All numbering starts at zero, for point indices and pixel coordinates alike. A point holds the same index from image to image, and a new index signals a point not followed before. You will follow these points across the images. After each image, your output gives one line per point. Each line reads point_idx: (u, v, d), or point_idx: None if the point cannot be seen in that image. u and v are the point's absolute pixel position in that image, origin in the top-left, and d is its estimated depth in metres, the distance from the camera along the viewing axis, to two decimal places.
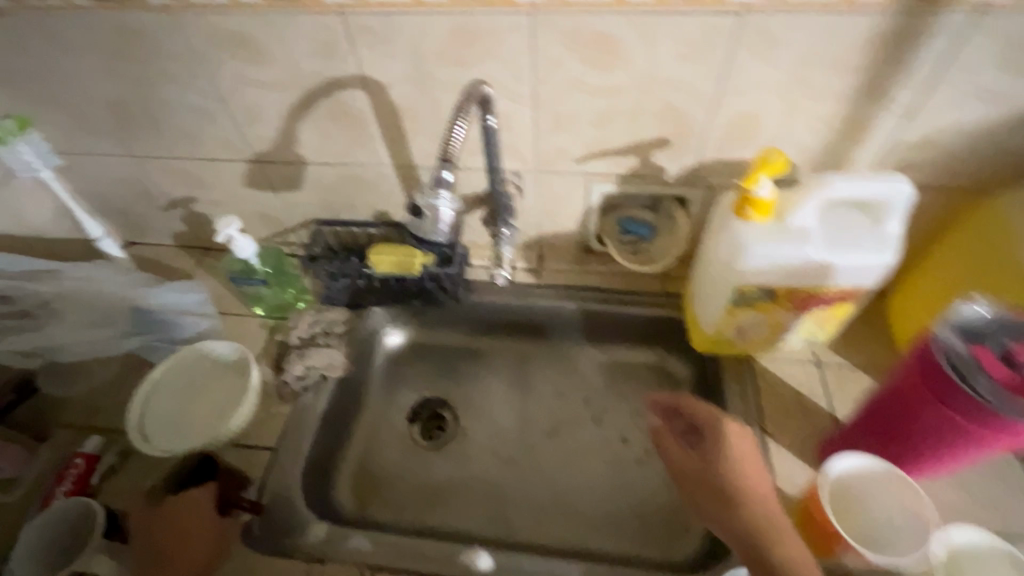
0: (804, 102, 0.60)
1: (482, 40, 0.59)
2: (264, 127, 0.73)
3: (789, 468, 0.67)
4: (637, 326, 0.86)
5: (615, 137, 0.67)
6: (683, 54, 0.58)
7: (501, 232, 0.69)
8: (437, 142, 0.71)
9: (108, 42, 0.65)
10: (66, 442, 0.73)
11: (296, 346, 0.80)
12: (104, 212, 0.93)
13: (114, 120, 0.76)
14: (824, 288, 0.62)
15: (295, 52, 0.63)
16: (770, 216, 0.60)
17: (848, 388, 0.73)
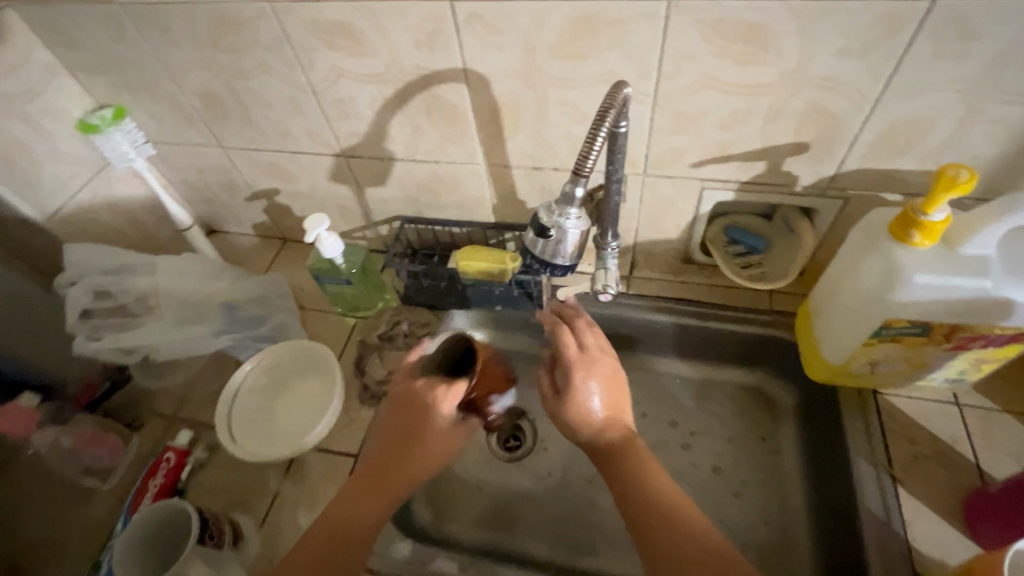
0: (989, 106, 0.50)
1: (606, 31, 0.52)
2: (355, 121, 0.69)
3: (927, 527, 0.59)
4: (738, 346, 0.78)
5: (743, 140, 0.59)
6: (846, 48, 0.49)
7: (608, 246, 0.60)
8: (537, 141, 0.66)
9: (205, 31, 0.63)
10: (159, 433, 0.74)
11: (377, 348, 0.77)
12: (190, 201, 0.93)
13: (206, 111, 0.74)
14: (995, 327, 0.53)
15: (397, 43, 0.58)
16: (936, 242, 0.51)
17: (996, 436, 0.63)
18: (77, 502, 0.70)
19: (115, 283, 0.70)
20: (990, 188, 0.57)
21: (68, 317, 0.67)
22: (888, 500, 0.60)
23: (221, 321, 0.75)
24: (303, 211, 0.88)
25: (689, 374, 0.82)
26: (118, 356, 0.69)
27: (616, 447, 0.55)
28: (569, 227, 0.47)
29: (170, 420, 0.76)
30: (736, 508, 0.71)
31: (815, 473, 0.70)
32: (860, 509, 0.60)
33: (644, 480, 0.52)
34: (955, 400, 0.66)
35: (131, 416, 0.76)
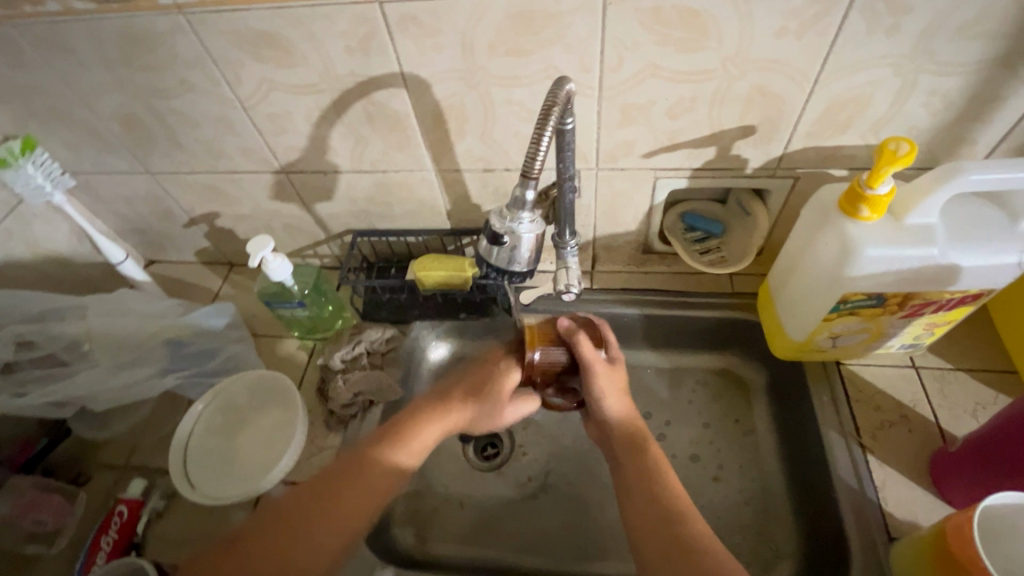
0: (922, 78, 0.52)
1: (546, 25, 0.51)
2: (292, 135, 0.65)
3: (898, 490, 0.60)
4: (704, 331, 0.79)
5: (691, 127, 0.59)
6: (783, 28, 0.49)
7: (567, 245, 0.58)
8: (486, 143, 0.64)
9: (115, 49, 0.58)
10: (108, 485, 0.69)
11: (339, 371, 0.72)
12: (122, 232, 0.87)
13: (128, 135, 0.69)
14: (945, 292, 0.54)
15: (328, 50, 0.55)
16: (883, 215, 0.52)
17: (952, 395, 0.66)
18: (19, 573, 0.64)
19: (38, 331, 0.65)
20: (928, 158, 0.59)
21: None
22: (860, 468, 0.62)
23: (166, 358, 0.70)
24: (247, 233, 0.83)
25: (659, 363, 0.82)
26: (51, 410, 0.64)
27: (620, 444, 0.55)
28: (523, 232, 0.45)
29: (121, 470, 0.70)
30: (717, 492, 0.72)
31: (789, 448, 0.71)
32: (834, 479, 0.61)
33: (649, 480, 0.51)
34: (912, 364, 0.69)
35: (75, 471, 0.70)
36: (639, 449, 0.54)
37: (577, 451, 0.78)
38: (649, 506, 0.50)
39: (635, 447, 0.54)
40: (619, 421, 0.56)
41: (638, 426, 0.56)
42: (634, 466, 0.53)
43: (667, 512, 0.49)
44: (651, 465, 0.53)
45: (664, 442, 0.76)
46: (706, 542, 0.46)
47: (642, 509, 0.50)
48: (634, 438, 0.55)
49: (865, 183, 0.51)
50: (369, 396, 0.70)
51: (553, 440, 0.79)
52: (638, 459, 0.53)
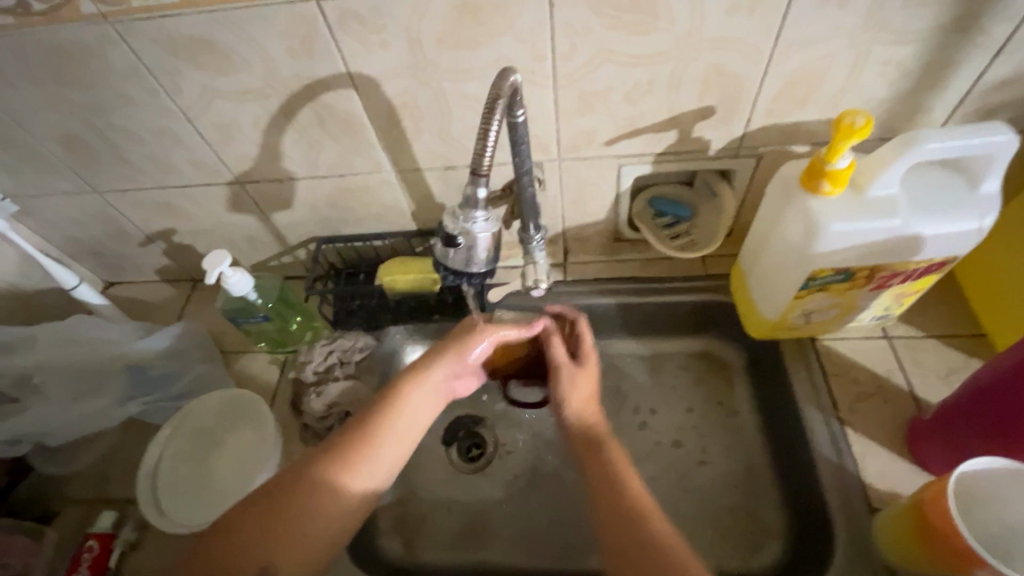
0: (875, 48, 0.51)
1: (493, 15, 0.49)
2: (242, 144, 0.63)
3: (877, 461, 0.61)
4: (680, 316, 0.78)
5: (651, 112, 0.58)
6: (734, 5, 0.48)
7: (533, 239, 0.57)
8: (444, 140, 0.62)
9: (42, 64, 0.55)
10: (77, 518, 0.67)
11: (312, 384, 0.70)
12: (75, 255, 0.83)
13: (68, 154, 0.66)
14: (910, 262, 0.54)
15: (269, 53, 0.53)
16: (845, 189, 0.52)
17: (925, 362, 0.66)
18: None
19: None
20: (888, 128, 0.59)
21: None
22: (840, 443, 0.62)
23: (128, 386, 0.67)
24: (208, 248, 0.81)
25: (638, 351, 0.81)
26: (4, 449, 0.62)
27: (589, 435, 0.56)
28: (478, 232, 0.44)
29: (91, 503, 0.68)
30: (702, 475, 0.72)
31: (770, 427, 0.71)
32: (815, 456, 0.61)
33: (608, 473, 0.52)
34: (885, 334, 0.69)
35: (42, 508, 0.68)
36: (600, 445, 0.55)
37: (561, 446, 0.77)
38: (608, 503, 0.49)
39: (593, 442, 0.55)
40: (581, 414, 0.58)
41: (598, 422, 0.58)
42: (595, 461, 0.54)
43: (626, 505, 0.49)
44: (611, 460, 0.53)
45: (648, 430, 0.75)
46: (660, 539, 0.46)
47: (598, 503, 0.50)
48: (594, 435, 0.56)
49: (824, 158, 0.50)
50: (345, 407, 0.69)
51: (537, 437, 0.78)
52: (601, 455, 0.54)
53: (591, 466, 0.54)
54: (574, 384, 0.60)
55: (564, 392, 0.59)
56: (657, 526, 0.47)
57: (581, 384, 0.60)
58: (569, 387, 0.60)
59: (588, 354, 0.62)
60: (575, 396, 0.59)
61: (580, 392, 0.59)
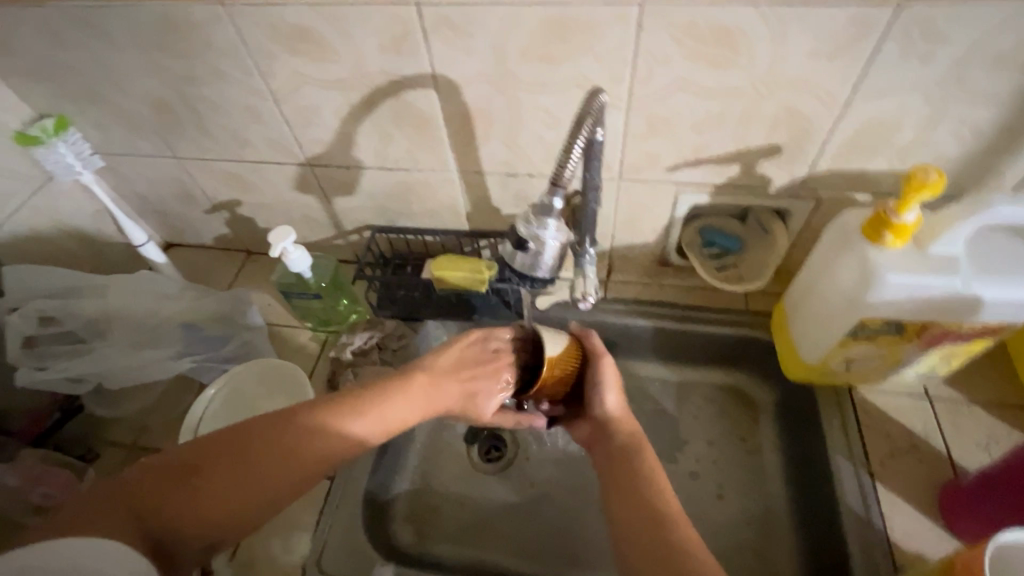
0: (953, 107, 0.51)
1: (579, 36, 0.51)
2: (319, 129, 0.66)
3: (905, 520, 0.60)
4: (715, 347, 0.78)
5: (717, 143, 0.59)
6: (817, 50, 0.49)
7: (586, 253, 0.58)
8: (511, 148, 0.64)
9: (153, 35, 0.59)
10: (115, 461, 0.70)
11: (350, 364, 0.74)
12: (143, 214, 0.88)
13: (158, 120, 0.70)
14: (964, 323, 0.54)
15: (362, 48, 0.56)
16: (907, 242, 0.52)
17: (965, 428, 0.65)
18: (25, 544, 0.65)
19: (60, 308, 0.66)
20: (956, 188, 0.59)
21: (8, 347, 0.62)
22: (869, 496, 0.61)
23: (182, 343, 0.71)
24: (267, 223, 0.85)
25: (668, 377, 0.82)
26: (66, 385, 0.65)
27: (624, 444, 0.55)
28: (547, 238, 0.46)
29: (129, 450, 0.71)
30: (720, 510, 0.71)
31: (794, 471, 0.70)
32: (841, 507, 0.61)
33: (644, 481, 0.50)
34: (926, 394, 0.68)
35: (83, 448, 0.72)
36: (632, 446, 0.54)
37: (580, 461, 0.77)
38: (633, 507, 0.48)
39: (624, 451, 0.54)
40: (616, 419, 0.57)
41: (634, 428, 0.57)
42: (621, 463, 0.53)
43: (654, 507, 0.48)
44: (640, 463, 0.52)
45: (667, 457, 0.76)
46: (691, 551, 0.43)
47: (626, 503, 0.49)
48: (625, 443, 0.55)
49: (893, 210, 0.50)
50: None
51: (557, 448, 0.78)
52: (628, 459, 0.53)
53: (616, 477, 0.52)
54: (602, 388, 0.58)
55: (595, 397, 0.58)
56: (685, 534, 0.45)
57: (610, 391, 0.58)
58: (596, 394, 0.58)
59: (599, 352, 0.59)
60: (606, 403, 0.58)
61: (609, 400, 0.58)
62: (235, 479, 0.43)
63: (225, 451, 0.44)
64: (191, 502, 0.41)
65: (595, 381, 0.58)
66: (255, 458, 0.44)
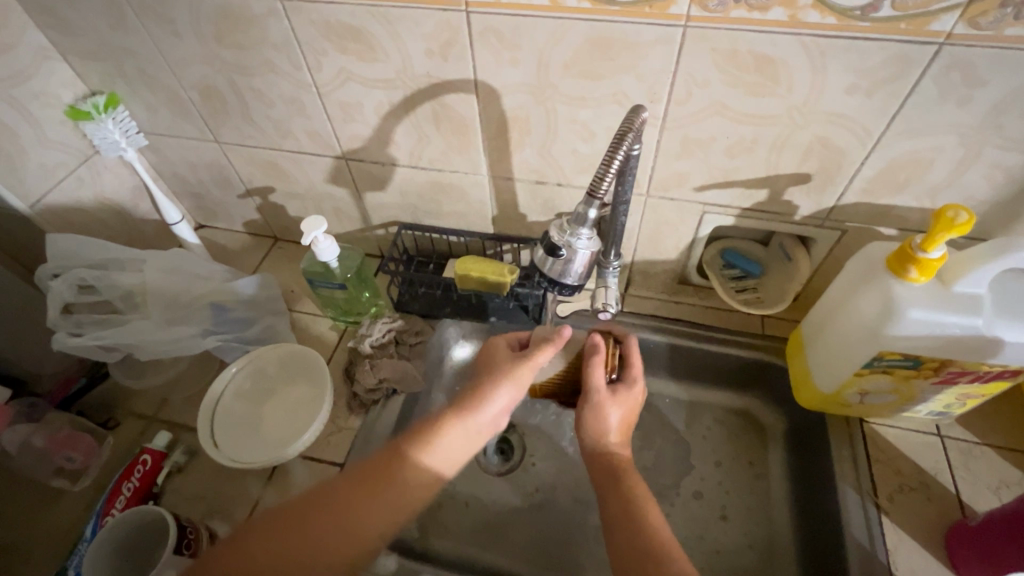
0: (987, 150, 0.52)
1: (621, 54, 0.53)
2: (359, 125, 0.68)
3: (909, 556, 0.60)
4: (729, 370, 0.79)
5: (747, 168, 0.60)
6: (855, 84, 0.50)
7: (610, 265, 0.59)
8: (543, 157, 0.66)
9: (211, 24, 0.61)
10: (135, 431, 0.73)
11: (367, 356, 0.74)
12: (180, 194, 0.91)
13: (205, 105, 0.72)
14: (983, 364, 0.54)
15: (410, 51, 0.58)
16: (931, 279, 0.52)
17: (976, 470, 0.65)
18: (45, 503, 0.68)
19: (99, 279, 0.68)
20: (983, 229, 0.59)
21: (50, 311, 0.64)
22: (874, 529, 0.61)
23: (209, 321, 0.73)
24: (298, 212, 0.87)
25: (678, 394, 0.82)
26: (98, 353, 0.67)
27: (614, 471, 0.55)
28: (580, 247, 0.47)
29: (147, 422, 0.73)
30: (721, 531, 0.71)
31: (799, 498, 0.70)
32: (845, 536, 0.61)
33: (638, 512, 0.51)
34: (938, 432, 0.68)
35: (106, 415, 0.74)
36: (623, 473, 0.55)
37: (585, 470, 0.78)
38: (628, 540, 0.48)
39: (616, 479, 0.54)
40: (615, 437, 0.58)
41: (627, 455, 0.57)
42: (614, 491, 0.53)
43: (644, 538, 0.48)
44: (630, 491, 0.53)
45: (673, 473, 0.76)
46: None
47: (619, 535, 0.49)
48: (615, 470, 0.55)
49: (918, 245, 0.51)
50: (393, 384, 0.71)
51: (563, 455, 0.79)
52: (618, 488, 0.53)
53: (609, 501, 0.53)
54: (609, 408, 0.58)
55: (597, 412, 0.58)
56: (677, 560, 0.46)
57: (614, 410, 0.58)
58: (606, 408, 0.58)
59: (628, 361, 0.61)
60: (610, 421, 0.58)
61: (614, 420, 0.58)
62: (317, 538, 0.47)
63: (293, 517, 0.47)
64: (272, 564, 0.45)
65: (603, 398, 0.58)
66: (319, 522, 0.47)
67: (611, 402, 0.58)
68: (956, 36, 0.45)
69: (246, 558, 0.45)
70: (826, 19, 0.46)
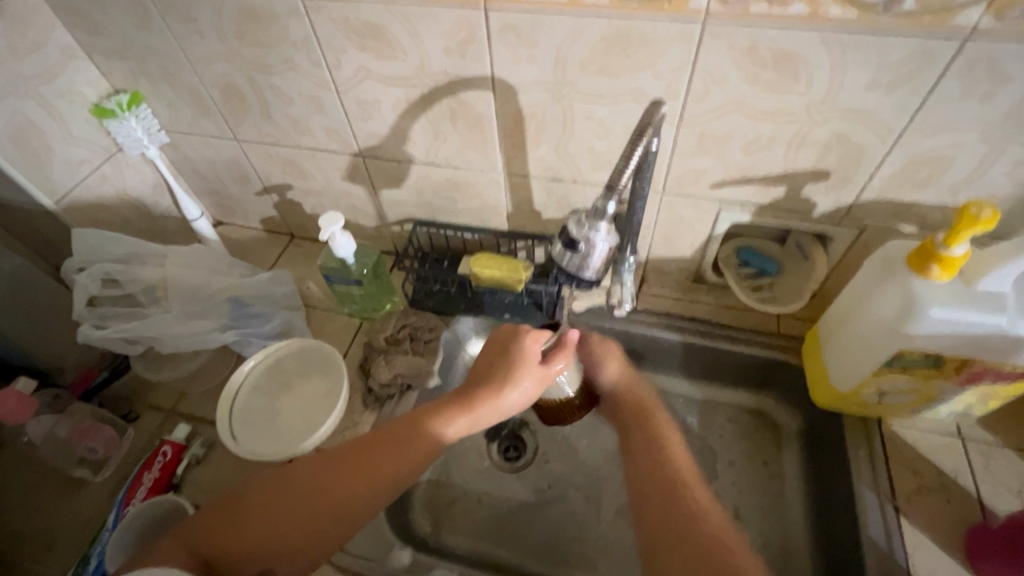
0: (1012, 146, 0.51)
1: (638, 50, 0.53)
2: (376, 122, 0.69)
3: (929, 558, 0.59)
4: (744, 369, 0.78)
5: (764, 165, 0.60)
6: (876, 80, 0.49)
7: (626, 261, 0.59)
8: (559, 154, 0.66)
9: (232, 23, 0.62)
10: (155, 423, 0.74)
11: (382, 351, 0.74)
12: (199, 192, 0.92)
13: (225, 103, 0.73)
14: (1007, 363, 0.53)
15: (428, 48, 0.58)
16: (954, 276, 0.52)
17: (998, 473, 0.64)
18: (68, 492, 0.70)
19: (123, 273, 0.70)
20: (1007, 227, 0.58)
21: (76, 304, 0.66)
22: (891, 530, 0.60)
23: (228, 316, 0.74)
24: (314, 209, 0.88)
25: (692, 393, 0.82)
26: (122, 346, 0.68)
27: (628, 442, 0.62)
28: (598, 241, 0.47)
29: (167, 414, 0.75)
30: (735, 530, 0.71)
31: (814, 498, 0.70)
32: (862, 538, 0.60)
33: (659, 445, 0.59)
34: (959, 434, 0.67)
35: (127, 408, 0.76)
36: (657, 438, 0.60)
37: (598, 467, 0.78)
38: (648, 470, 0.57)
39: (641, 419, 0.63)
40: (617, 386, 0.67)
41: (640, 394, 0.66)
42: (653, 452, 0.59)
43: (681, 506, 0.52)
44: (657, 436, 0.60)
45: None
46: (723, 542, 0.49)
47: (644, 479, 0.56)
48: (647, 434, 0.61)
49: (941, 242, 0.50)
50: (408, 379, 0.72)
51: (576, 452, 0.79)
52: (655, 446, 0.59)
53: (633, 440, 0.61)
54: (604, 360, 0.68)
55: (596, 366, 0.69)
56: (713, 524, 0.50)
57: (611, 362, 0.68)
58: (603, 361, 0.68)
59: (601, 346, 0.70)
60: (608, 372, 0.68)
61: (611, 369, 0.68)
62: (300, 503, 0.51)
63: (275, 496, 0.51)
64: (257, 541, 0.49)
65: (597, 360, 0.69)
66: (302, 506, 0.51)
67: (602, 362, 0.69)
68: (981, 31, 0.44)
69: (215, 528, 0.49)
70: (847, 15, 0.46)
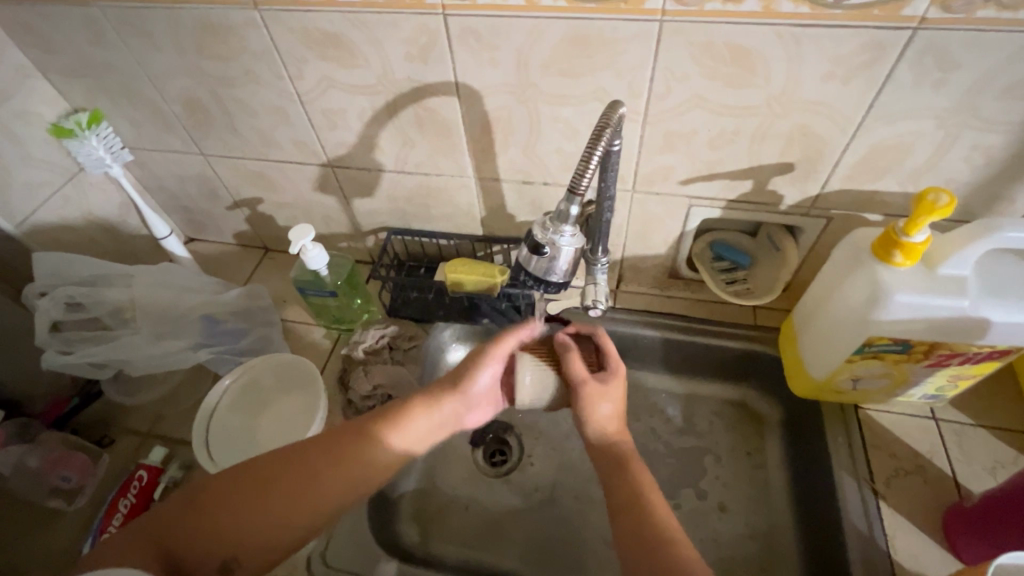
0: (965, 132, 0.52)
1: (599, 51, 0.53)
2: (343, 132, 0.68)
3: (907, 539, 0.60)
4: (723, 362, 0.78)
5: (730, 160, 0.60)
6: (832, 72, 0.50)
7: (598, 261, 0.59)
8: (528, 156, 0.66)
9: (191, 37, 0.61)
10: (130, 447, 0.72)
11: (362, 362, 0.74)
12: (168, 208, 0.91)
13: (189, 118, 0.72)
14: (972, 345, 0.54)
15: (390, 57, 0.58)
16: (916, 263, 0.53)
17: (972, 453, 0.65)
18: (41, 523, 0.68)
19: (88, 296, 0.68)
20: (967, 211, 0.59)
21: (37, 330, 0.65)
22: (871, 514, 0.61)
23: (200, 334, 0.73)
24: (287, 221, 0.87)
25: (674, 388, 0.82)
26: (90, 371, 0.68)
27: (616, 455, 0.53)
28: (563, 244, 0.47)
29: (143, 437, 0.73)
30: (721, 522, 0.71)
31: (796, 486, 0.70)
32: (843, 523, 0.60)
33: (614, 464, 0.52)
34: (932, 416, 0.68)
35: (100, 433, 0.74)
36: (619, 467, 0.51)
37: (584, 466, 0.78)
38: (618, 497, 0.49)
39: (621, 462, 0.52)
40: (611, 432, 0.54)
41: (623, 434, 0.54)
42: (615, 484, 0.50)
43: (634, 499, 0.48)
44: (635, 494, 0.49)
45: (670, 469, 0.76)
46: (668, 540, 0.45)
47: (614, 489, 0.50)
48: (634, 489, 0.49)
49: (901, 230, 0.51)
50: (389, 390, 0.72)
51: (561, 453, 0.79)
52: (615, 471, 0.51)
53: (601, 462, 0.53)
54: (598, 402, 0.55)
55: (585, 413, 0.55)
56: (686, 557, 0.43)
57: (608, 401, 0.55)
58: (591, 404, 0.55)
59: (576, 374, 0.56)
60: (601, 413, 0.55)
61: (604, 410, 0.55)
62: (337, 479, 0.49)
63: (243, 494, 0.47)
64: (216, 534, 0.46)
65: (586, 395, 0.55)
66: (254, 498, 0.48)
67: (592, 398, 0.55)
68: (929, 21, 0.45)
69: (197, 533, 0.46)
70: (799, 9, 0.46)
